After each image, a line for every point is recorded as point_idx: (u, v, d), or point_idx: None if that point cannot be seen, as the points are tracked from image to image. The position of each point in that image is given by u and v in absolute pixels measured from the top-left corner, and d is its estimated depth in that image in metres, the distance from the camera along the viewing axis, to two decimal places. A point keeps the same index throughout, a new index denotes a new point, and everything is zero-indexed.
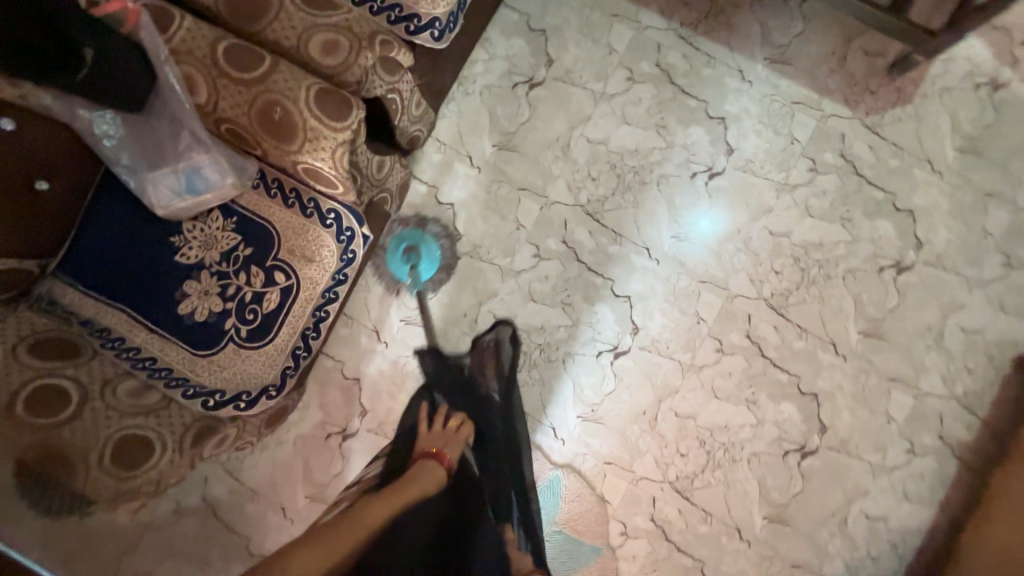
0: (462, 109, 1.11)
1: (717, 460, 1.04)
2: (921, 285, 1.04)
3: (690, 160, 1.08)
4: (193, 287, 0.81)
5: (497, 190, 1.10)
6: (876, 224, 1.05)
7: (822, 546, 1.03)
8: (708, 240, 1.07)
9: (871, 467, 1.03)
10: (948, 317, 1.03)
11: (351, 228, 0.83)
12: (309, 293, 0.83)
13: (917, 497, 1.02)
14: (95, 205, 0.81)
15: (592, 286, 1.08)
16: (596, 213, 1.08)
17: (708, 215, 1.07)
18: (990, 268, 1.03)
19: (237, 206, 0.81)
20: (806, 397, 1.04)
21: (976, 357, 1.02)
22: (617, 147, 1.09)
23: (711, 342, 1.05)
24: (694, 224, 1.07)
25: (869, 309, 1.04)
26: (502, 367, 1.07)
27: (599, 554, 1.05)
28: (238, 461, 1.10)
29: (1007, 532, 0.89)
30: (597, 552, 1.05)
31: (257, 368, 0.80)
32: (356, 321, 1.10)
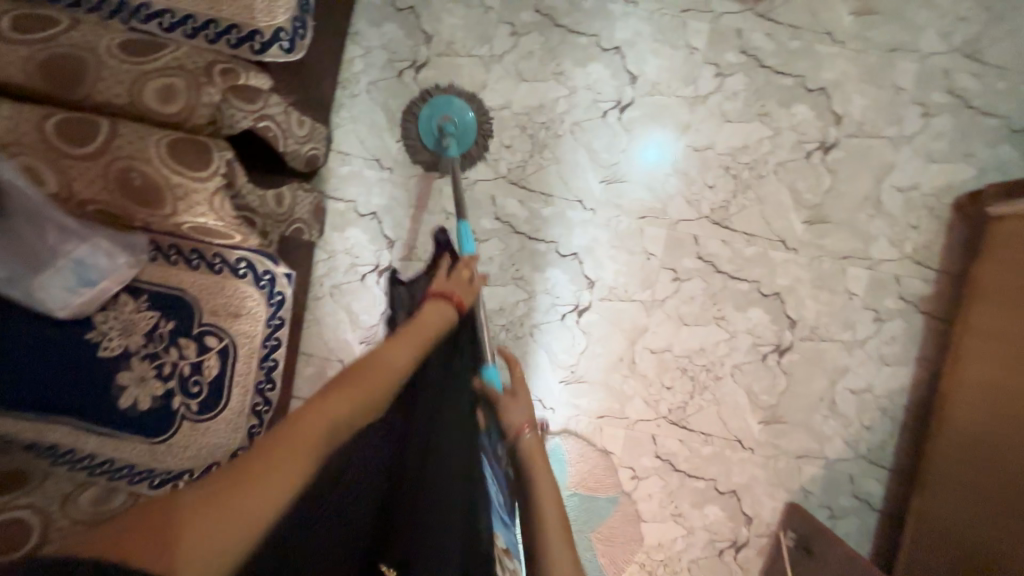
0: (355, 113, 1.05)
1: (702, 382, 1.06)
2: (850, 158, 1.04)
3: (597, 99, 1.04)
4: (127, 379, 0.78)
5: (416, 186, 1.05)
6: (793, 111, 1.04)
7: (819, 430, 1.07)
8: (652, 170, 1.05)
9: (844, 345, 1.06)
10: (882, 181, 1.04)
11: (268, 270, 0.79)
12: (248, 348, 0.80)
13: (894, 359, 1.05)
14: None
15: (537, 254, 1.06)
16: (520, 179, 1.05)
17: (657, 142, 1.05)
18: (910, 123, 1.03)
19: (142, 284, 0.77)
20: (769, 298, 1.05)
21: (917, 213, 1.04)
22: (522, 107, 1.04)
23: (666, 273, 1.05)
24: (643, 152, 1.05)
25: (807, 196, 1.05)
26: None
27: (617, 502, 1.07)
28: None
29: (989, 371, 0.90)
30: (615, 501, 1.08)
31: (221, 436, 0.79)
32: (317, 358, 1.07)
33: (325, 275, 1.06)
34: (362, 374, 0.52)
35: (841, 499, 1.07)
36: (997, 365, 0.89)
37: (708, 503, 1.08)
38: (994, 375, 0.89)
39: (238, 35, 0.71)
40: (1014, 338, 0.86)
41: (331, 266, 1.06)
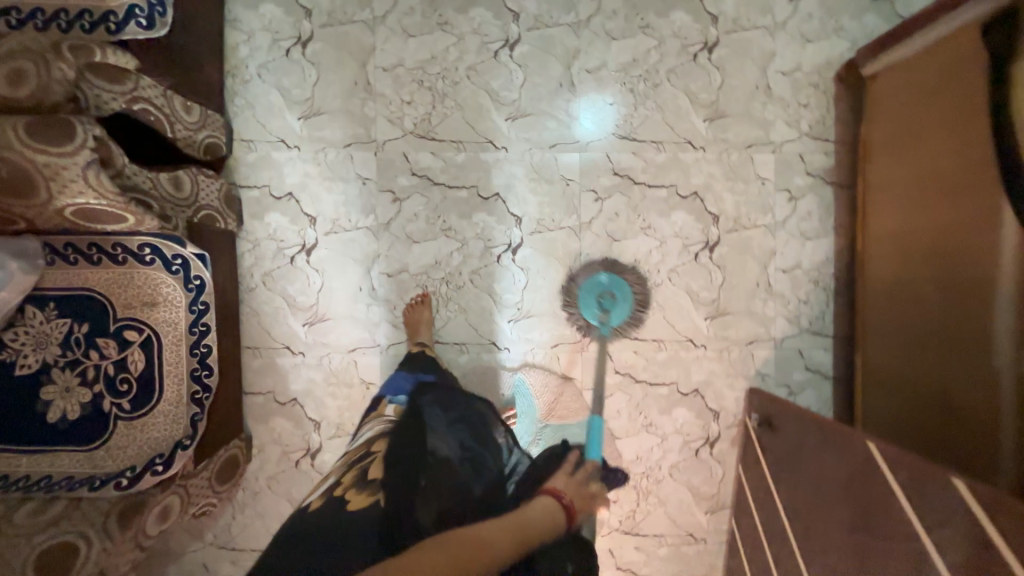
0: (249, 99, 1.04)
1: (644, 292, 1.09)
2: (734, 53, 1.09)
3: (485, 42, 1.06)
4: (51, 391, 0.75)
5: (326, 158, 1.05)
6: (672, 18, 1.08)
7: (762, 314, 1.11)
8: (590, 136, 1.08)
9: (767, 228, 1.10)
10: (767, 68, 1.10)
11: (178, 253, 0.78)
12: (174, 335, 0.78)
13: (814, 232, 1.11)
14: None
15: (460, 202, 1.07)
16: (429, 132, 1.06)
17: (597, 112, 1.08)
18: (780, 9, 1.09)
19: (47, 290, 0.75)
20: (689, 198, 1.09)
21: (805, 92, 1.10)
22: (415, 62, 1.06)
23: (588, 195, 1.08)
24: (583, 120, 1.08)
25: (702, 96, 1.09)
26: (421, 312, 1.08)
27: None
28: (228, 533, 1.07)
29: (885, 218, 0.97)
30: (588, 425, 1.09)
31: (161, 428, 0.77)
32: (263, 348, 1.06)
33: (254, 265, 1.05)
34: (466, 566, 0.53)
35: (795, 374, 1.12)
36: (888, 209, 0.96)
37: (675, 407, 1.11)
38: (888, 218, 0.96)
39: (92, 19, 0.74)
40: (900, 179, 0.93)
41: (258, 254, 1.05)
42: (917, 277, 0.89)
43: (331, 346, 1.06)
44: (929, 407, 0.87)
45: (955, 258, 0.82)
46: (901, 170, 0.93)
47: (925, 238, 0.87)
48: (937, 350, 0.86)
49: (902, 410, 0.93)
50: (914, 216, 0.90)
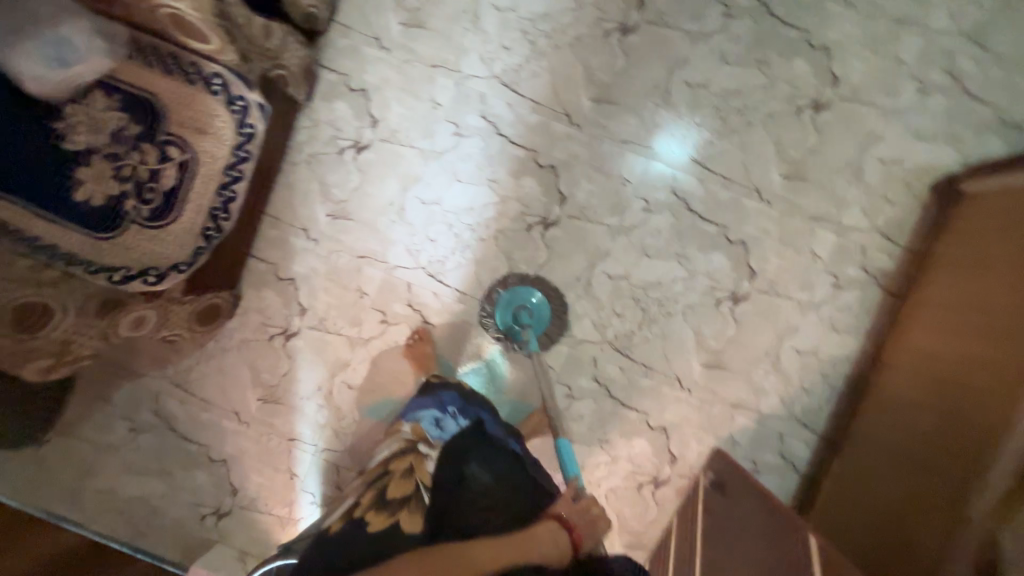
0: None
1: (653, 315, 1.07)
2: (839, 121, 1.04)
3: (601, 19, 1.05)
4: (86, 173, 0.77)
5: (409, 70, 1.06)
6: (793, 64, 1.04)
7: (758, 383, 1.08)
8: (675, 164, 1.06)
9: (799, 304, 1.07)
10: (866, 150, 1.05)
11: (243, 96, 0.81)
12: (209, 169, 0.81)
13: (843, 326, 1.06)
14: None
15: (515, 160, 1.06)
16: (513, 83, 1.06)
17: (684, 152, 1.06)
18: (904, 96, 1.04)
19: (117, 81, 0.78)
20: (734, 244, 1.06)
21: (894, 187, 1.05)
22: (527, 13, 1.05)
23: (638, 202, 1.06)
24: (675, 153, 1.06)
25: (790, 151, 1.05)
26: (438, 246, 1.08)
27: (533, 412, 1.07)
28: (185, 374, 1.11)
29: (926, 337, 0.93)
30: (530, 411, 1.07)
31: (167, 246, 0.80)
32: (282, 221, 1.08)
33: (306, 142, 1.07)
34: None
35: (766, 456, 1.08)
36: (933, 330, 0.91)
37: (636, 436, 1.09)
38: (929, 339, 0.91)
39: None
40: (953, 304, 0.89)
41: (313, 133, 1.07)
42: (926, 401, 0.85)
43: (345, 245, 1.08)
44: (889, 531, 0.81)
45: (965, 385, 0.78)
46: (958, 295, 0.89)
47: (950, 363, 0.83)
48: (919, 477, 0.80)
49: (867, 528, 0.87)
50: (950, 339, 0.86)
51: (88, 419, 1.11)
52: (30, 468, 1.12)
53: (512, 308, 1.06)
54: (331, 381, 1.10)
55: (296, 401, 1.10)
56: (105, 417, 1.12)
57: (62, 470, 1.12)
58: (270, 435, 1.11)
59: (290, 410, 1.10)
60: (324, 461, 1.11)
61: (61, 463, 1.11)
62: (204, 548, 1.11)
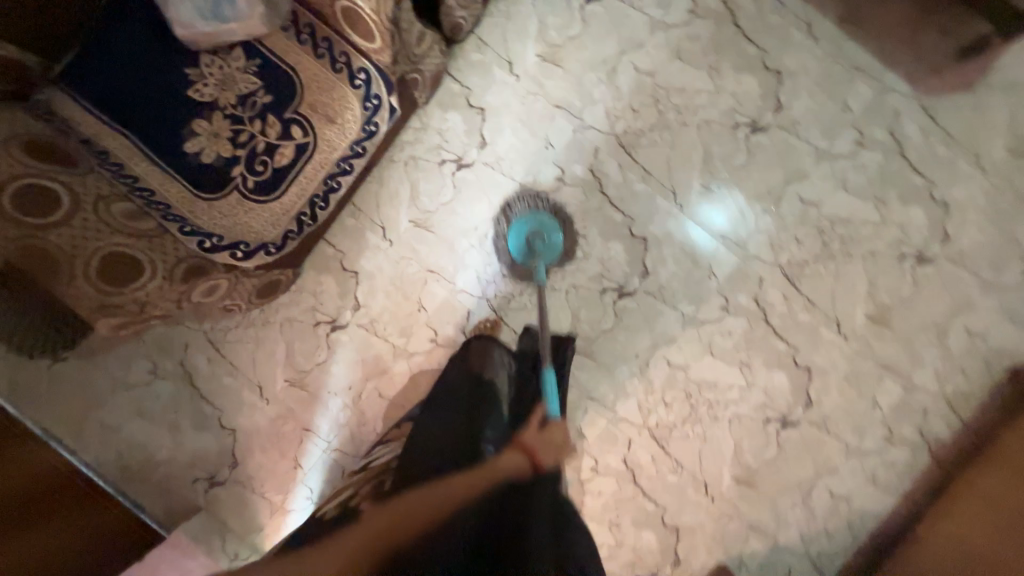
0: (512, 12, 1.04)
1: (698, 414, 1.05)
2: (938, 279, 1.02)
3: (735, 111, 1.03)
4: (202, 127, 0.75)
5: (532, 104, 1.04)
6: (909, 210, 1.02)
7: (782, 513, 1.05)
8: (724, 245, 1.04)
9: (846, 446, 1.04)
10: (956, 315, 1.02)
11: (379, 96, 0.78)
12: (324, 156, 0.79)
13: (884, 482, 1.04)
14: (106, 31, 0.74)
15: (610, 222, 1.04)
16: (630, 146, 1.04)
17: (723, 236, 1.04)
18: (1010, 275, 1.01)
19: (262, 47, 0.76)
20: (800, 368, 1.04)
21: (973, 361, 1.02)
22: (665, 82, 1.03)
23: (718, 299, 1.04)
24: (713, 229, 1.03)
25: (881, 294, 1.03)
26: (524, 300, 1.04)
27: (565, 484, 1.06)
28: (221, 333, 1.08)
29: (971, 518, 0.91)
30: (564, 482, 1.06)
31: (262, 223, 0.77)
32: (363, 213, 1.06)
33: (408, 143, 1.05)
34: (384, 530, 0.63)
35: None
36: (979, 527, 0.88)
37: (647, 528, 1.06)
38: (961, 530, 0.91)
39: None
40: (1015, 519, 0.84)
41: (419, 137, 1.05)
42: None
43: (418, 255, 1.06)
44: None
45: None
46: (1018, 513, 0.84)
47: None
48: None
49: None
50: (1007, 558, 0.80)
51: (113, 350, 1.08)
52: (44, 378, 1.08)
53: (529, 228, 1.02)
54: (364, 384, 1.07)
55: (323, 393, 1.07)
56: (130, 352, 1.08)
57: (71, 392, 1.08)
58: (287, 419, 1.08)
59: (313, 400, 1.07)
60: (331, 461, 1.07)
61: (74, 384, 1.08)
62: (187, 512, 1.08)
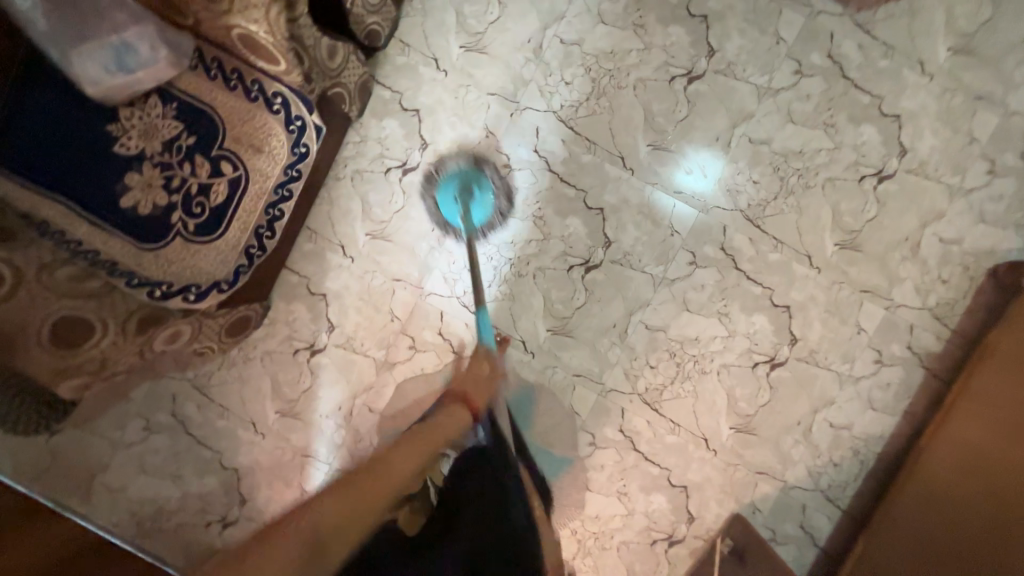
0: (428, 7, 1.03)
1: (686, 372, 1.05)
2: (901, 194, 1.01)
3: (668, 63, 1.01)
4: (134, 180, 0.71)
5: (465, 95, 1.03)
6: (860, 130, 1.00)
7: (786, 453, 1.05)
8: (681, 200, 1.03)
9: (838, 377, 1.04)
10: (927, 226, 1.01)
11: (300, 117, 0.80)
12: (259, 187, 0.80)
13: (882, 405, 1.03)
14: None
15: (564, 199, 1.04)
16: (569, 119, 1.03)
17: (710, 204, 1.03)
18: (974, 176, 0.99)
19: (175, 90, 0.73)
20: (778, 308, 1.03)
21: (951, 269, 1.01)
22: (593, 49, 1.02)
23: (685, 255, 1.04)
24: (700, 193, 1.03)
25: (846, 219, 1.02)
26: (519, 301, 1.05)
27: (569, 464, 1.07)
28: (207, 377, 1.09)
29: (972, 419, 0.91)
30: (568, 462, 1.07)
31: (212, 262, 0.79)
32: (320, 235, 1.07)
33: (351, 158, 1.05)
34: (374, 477, 0.58)
35: (786, 526, 1.06)
36: (983, 429, 0.88)
37: (656, 492, 1.06)
38: (968, 436, 0.90)
39: None
40: (1014, 415, 0.83)
41: (359, 150, 1.05)
42: (980, 517, 0.81)
43: (381, 266, 1.06)
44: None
45: None
46: (1016, 408, 0.84)
47: (1013, 481, 0.79)
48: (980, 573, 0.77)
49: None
50: (1014, 454, 0.80)
51: (106, 413, 1.10)
52: (45, 453, 1.10)
53: (456, 182, 1.04)
54: (353, 402, 1.08)
55: (315, 418, 1.08)
56: (122, 412, 1.10)
57: (73, 462, 1.10)
58: (285, 448, 1.09)
59: (307, 426, 1.08)
60: None
61: (75, 454, 1.10)
62: (207, 555, 1.10)
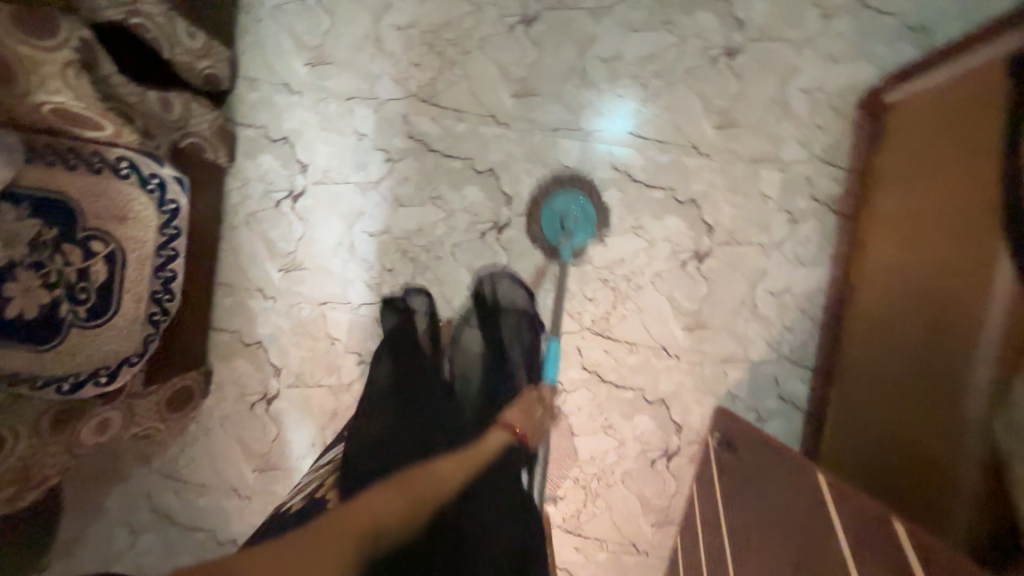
0: (260, 38, 1.04)
1: (624, 292, 1.07)
2: (755, 62, 1.05)
3: (502, 15, 1.04)
4: (12, 289, 0.67)
5: (326, 108, 1.05)
6: (697, 17, 1.05)
7: (742, 334, 1.08)
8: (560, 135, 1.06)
9: (761, 247, 1.07)
10: (787, 83, 1.06)
11: (156, 173, 0.80)
12: (139, 253, 0.80)
13: (810, 259, 1.07)
14: None
15: (454, 172, 1.05)
16: (432, 97, 1.05)
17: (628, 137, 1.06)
18: (811, 24, 1.05)
19: (20, 187, 0.67)
20: (685, 204, 1.06)
21: (823, 113, 1.06)
22: (429, 25, 1.04)
23: (583, 185, 1.06)
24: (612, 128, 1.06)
25: (715, 102, 1.06)
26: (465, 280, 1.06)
27: None
28: (174, 463, 1.07)
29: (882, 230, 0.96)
30: None
31: (117, 340, 0.79)
32: (235, 287, 1.06)
33: (240, 203, 1.05)
34: (418, 484, 0.58)
35: (768, 401, 1.08)
36: (899, 249, 0.92)
37: (638, 414, 1.08)
38: (890, 259, 0.94)
39: None
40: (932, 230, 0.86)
41: (244, 193, 1.05)
42: (907, 342, 0.88)
43: (305, 295, 1.06)
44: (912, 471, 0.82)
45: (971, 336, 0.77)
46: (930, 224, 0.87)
47: (944, 291, 0.83)
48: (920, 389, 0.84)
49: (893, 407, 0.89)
50: (939, 270, 0.84)
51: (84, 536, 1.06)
52: None
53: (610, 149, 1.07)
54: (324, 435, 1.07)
55: (293, 463, 1.07)
56: (102, 527, 1.07)
57: None
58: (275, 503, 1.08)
59: (289, 474, 1.07)
60: None
61: None
62: None
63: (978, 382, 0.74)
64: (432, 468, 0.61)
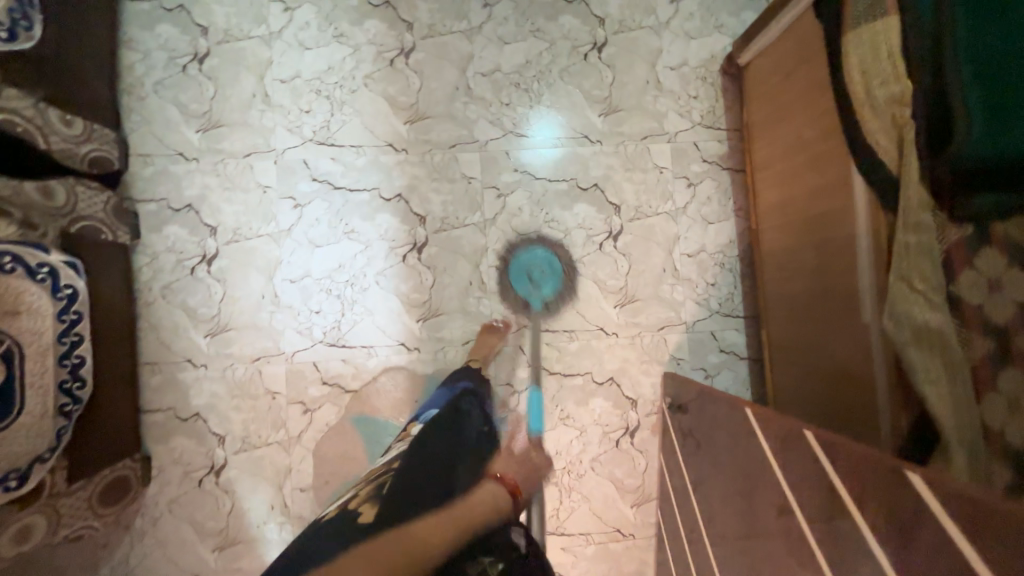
0: (147, 115, 1.05)
1: (552, 284, 1.10)
2: (622, 51, 1.14)
3: (381, 52, 1.10)
4: None
5: (225, 168, 1.06)
6: (561, 22, 1.13)
7: (671, 299, 1.12)
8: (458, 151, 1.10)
9: (668, 215, 1.13)
10: (655, 64, 1.14)
11: (44, 261, 0.77)
12: (38, 346, 0.76)
13: (715, 216, 1.14)
14: None
15: (363, 204, 1.08)
16: (328, 138, 1.08)
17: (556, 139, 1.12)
18: (663, 10, 1.15)
19: None
20: (589, 190, 1.12)
21: (693, 85, 1.15)
22: (312, 73, 1.08)
23: (491, 192, 1.10)
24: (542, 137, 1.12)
25: (595, 93, 1.13)
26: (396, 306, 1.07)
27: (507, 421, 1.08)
28: (125, 562, 1.01)
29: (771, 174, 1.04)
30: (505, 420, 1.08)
31: (24, 443, 0.74)
32: (162, 363, 1.03)
33: (152, 278, 1.04)
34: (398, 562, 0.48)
35: (710, 357, 1.12)
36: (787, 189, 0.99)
37: (592, 398, 1.09)
38: (784, 198, 1.01)
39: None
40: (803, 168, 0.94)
41: (155, 267, 1.04)
42: (807, 273, 0.95)
43: (236, 356, 1.04)
44: (843, 392, 0.87)
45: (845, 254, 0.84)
46: (802, 163, 0.94)
47: (821, 222, 0.90)
48: (828, 313, 0.90)
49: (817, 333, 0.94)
50: (813, 203, 0.91)
51: None
52: None
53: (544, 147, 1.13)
54: (282, 494, 1.03)
55: (255, 531, 1.03)
56: None
57: None
58: None
59: (252, 544, 1.02)
60: None
61: None
62: None
63: (864, 288, 0.80)
64: (412, 528, 0.52)
